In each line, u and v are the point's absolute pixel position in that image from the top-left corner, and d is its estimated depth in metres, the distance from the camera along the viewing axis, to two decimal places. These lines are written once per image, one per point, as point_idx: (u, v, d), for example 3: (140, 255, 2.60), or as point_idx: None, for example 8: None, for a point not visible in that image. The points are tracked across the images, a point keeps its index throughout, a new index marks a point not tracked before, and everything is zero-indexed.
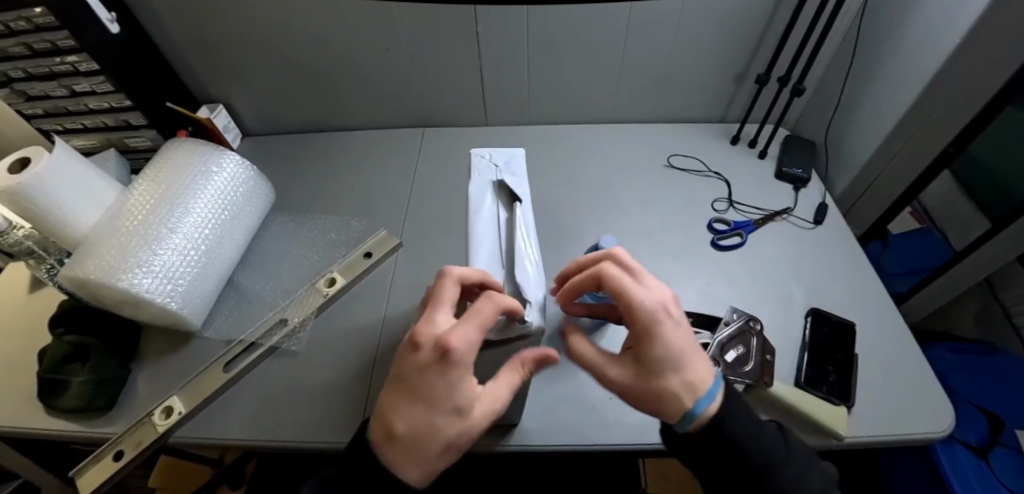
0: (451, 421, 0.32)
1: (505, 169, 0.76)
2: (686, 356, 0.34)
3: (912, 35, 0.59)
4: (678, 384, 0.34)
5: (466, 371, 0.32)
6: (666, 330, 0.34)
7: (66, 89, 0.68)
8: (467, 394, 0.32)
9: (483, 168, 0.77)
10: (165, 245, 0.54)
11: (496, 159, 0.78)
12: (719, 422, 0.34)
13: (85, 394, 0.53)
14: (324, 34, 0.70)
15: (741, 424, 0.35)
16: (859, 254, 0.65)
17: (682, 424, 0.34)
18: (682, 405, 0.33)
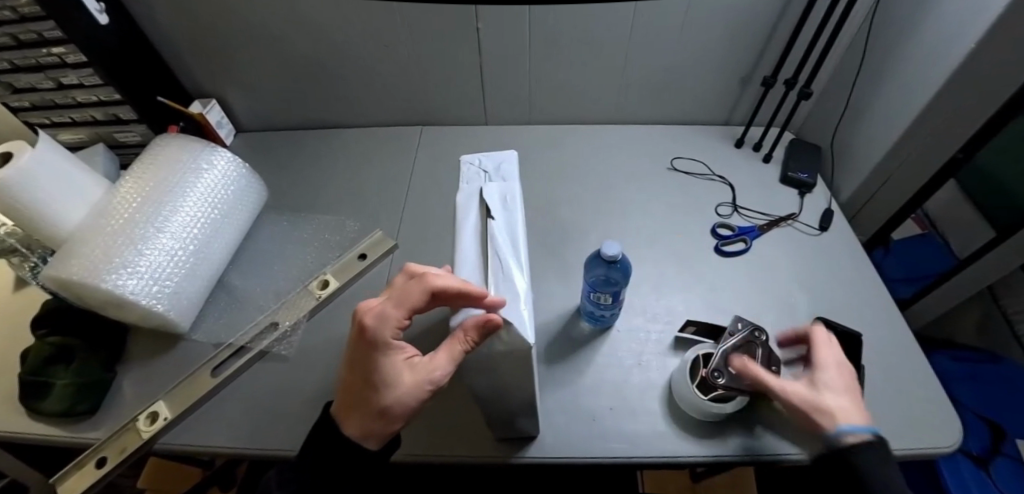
0: (384, 388, 0.36)
1: (494, 175, 0.70)
2: None
3: (924, 39, 0.58)
4: None
5: (386, 346, 0.37)
6: None
7: (53, 81, 0.66)
8: (396, 366, 0.37)
9: (471, 175, 0.71)
10: (152, 244, 0.53)
11: (486, 166, 0.72)
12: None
13: (68, 398, 0.51)
14: (321, 30, 0.68)
15: None
16: (865, 261, 0.64)
17: None
18: None
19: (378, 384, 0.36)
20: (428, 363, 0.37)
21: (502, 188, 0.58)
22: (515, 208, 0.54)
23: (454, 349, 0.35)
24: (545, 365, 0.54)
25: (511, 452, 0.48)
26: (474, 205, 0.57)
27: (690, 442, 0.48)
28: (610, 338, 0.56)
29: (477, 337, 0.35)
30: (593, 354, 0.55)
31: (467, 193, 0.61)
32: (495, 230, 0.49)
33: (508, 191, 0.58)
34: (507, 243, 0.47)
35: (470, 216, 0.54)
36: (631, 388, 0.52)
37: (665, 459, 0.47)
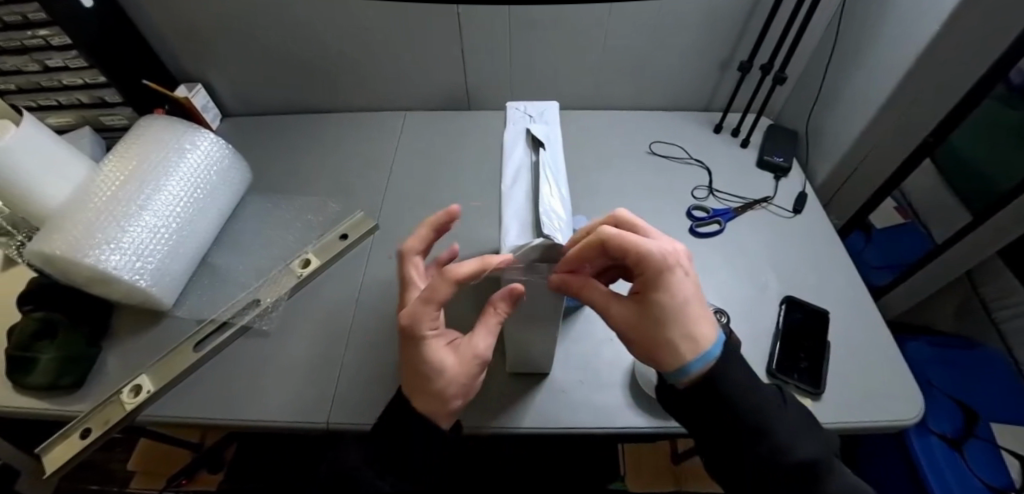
0: (427, 301, 0.33)
1: (539, 120, 0.53)
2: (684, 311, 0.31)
3: (893, 23, 0.59)
4: (675, 338, 0.31)
5: (429, 335, 0.34)
6: (674, 276, 0.31)
7: (39, 64, 0.67)
8: (462, 382, 0.36)
9: (515, 117, 0.53)
10: (135, 222, 0.54)
11: (530, 110, 0.54)
12: (717, 382, 0.32)
13: (54, 371, 0.52)
14: (303, 16, 0.69)
15: (740, 397, 0.31)
16: (835, 243, 0.65)
17: (676, 376, 0.32)
18: (678, 359, 0.31)
19: (457, 395, 0.36)
20: (467, 341, 0.36)
21: (545, 129, 0.51)
22: (561, 144, 0.50)
23: (490, 320, 0.37)
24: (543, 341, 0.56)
25: (480, 423, 0.49)
26: (518, 139, 0.50)
27: (656, 416, 0.49)
28: (581, 315, 0.58)
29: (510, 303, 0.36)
30: (566, 329, 0.57)
31: (509, 133, 0.51)
32: (544, 164, 0.46)
33: (552, 131, 0.51)
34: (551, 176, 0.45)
35: (513, 148, 0.49)
36: (603, 362, 0.54)
37: (632, 429, 0.49)
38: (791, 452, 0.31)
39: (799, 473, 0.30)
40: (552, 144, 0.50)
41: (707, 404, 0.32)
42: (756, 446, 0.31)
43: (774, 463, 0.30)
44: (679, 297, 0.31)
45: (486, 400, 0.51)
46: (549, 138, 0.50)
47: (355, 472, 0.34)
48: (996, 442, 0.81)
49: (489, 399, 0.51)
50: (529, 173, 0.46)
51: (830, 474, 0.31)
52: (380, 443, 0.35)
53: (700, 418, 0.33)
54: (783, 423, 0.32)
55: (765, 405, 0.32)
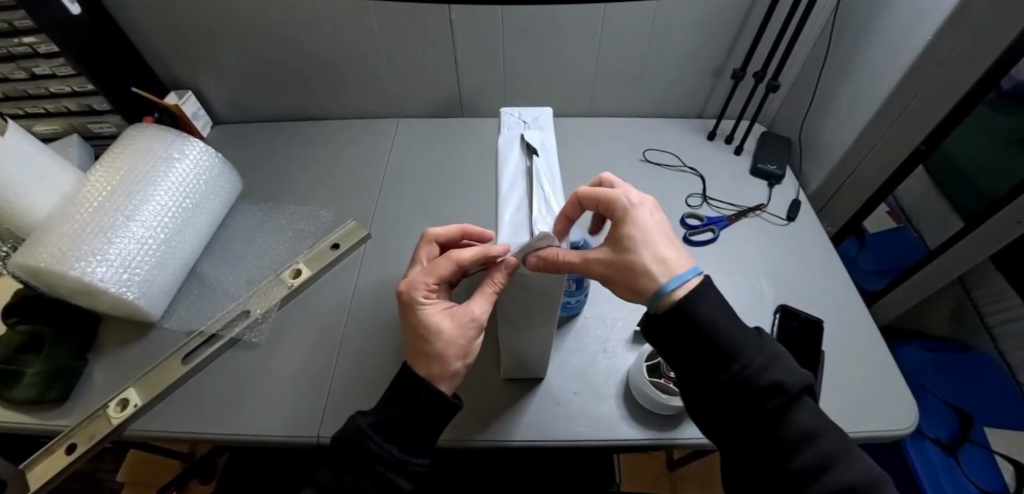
0: (426, 273, 0.39)
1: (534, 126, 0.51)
2: (652, 237, 0.35)
3: (886, 32, 0.59)
4: (646, 260, 0.34)
5: (424, 299, 0.38)
6: (637, 212, 0.36)
7: (26, 71, 0.66)
8: (458, 340, 0.38)
9: (509, 123, 0.51)
10: (121, 233, 0.53)
11: (525, 114, 0.52)
12: (689, 310, 0.32)
13: (39, 385, 0.51)
14: (296, 24, 0.69)
15: (714, 318, 0.32)
16: (829, 251, 0.65)
17: (654, 301, 0.33)
18: (654, 280, 0.33)
19: (455, 353, 0.38)
20: (465, 305, 0.38)
21: (541, 135, 0.48)
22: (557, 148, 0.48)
23: (486, 291, 0.37)
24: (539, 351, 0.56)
25: (473, 435, 0.49)
26: (512, 145, 0.48)
27: (649, 428, 0.49)
28: (574, 325, 0.58)
29: (505, 275, 0.36)
30: (562, 340, 0.56)
31: (503, 138, 0.49)
32: (539, 173, 0.45)
33: (547, 136, 0.49)
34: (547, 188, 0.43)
35: (507, 154, 0.47)
36: (597, 373, 0.54)
37: (627, 441, 0.48)
38: (761, 375, 0.31)
39: (770, 402, 0.31)
40: (546, 150, 0.48)
41: (680, 325, 0.33)
42: (727, 369, 0.32)
43: (743, 384, 0.31)
44: (645, 231, 0.35)
45: (479, 411, 0.50)
46: (544, 145, 0.48)
47: (368, 441, 0.35)
48: (990, 446, 0.81)
49: (483, 410, 0.51)
50: (524, 183, 0.44)
51: (800, 405, 0.31)
52: (393, 414, 0.36)
53: (679, 348, 0.33)
54: (756, 348, 0.32)
55: (735, 330, 0.33)
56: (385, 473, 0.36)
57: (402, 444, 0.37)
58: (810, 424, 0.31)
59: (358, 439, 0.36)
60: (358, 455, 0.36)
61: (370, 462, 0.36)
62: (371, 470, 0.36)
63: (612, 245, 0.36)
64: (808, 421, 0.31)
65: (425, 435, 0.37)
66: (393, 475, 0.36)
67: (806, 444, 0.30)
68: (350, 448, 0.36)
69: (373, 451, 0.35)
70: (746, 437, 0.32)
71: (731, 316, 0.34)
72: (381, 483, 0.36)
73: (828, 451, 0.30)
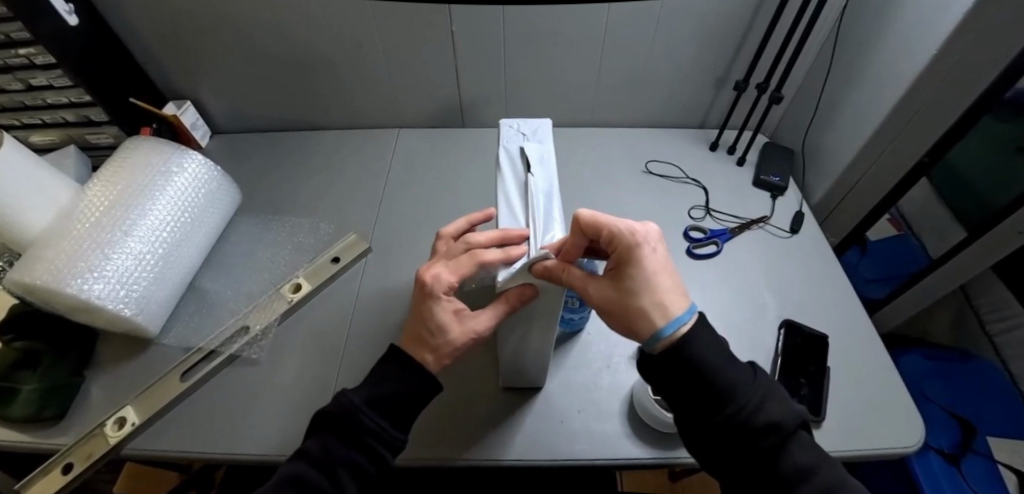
0: (450, 269, 0.40)
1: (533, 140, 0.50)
2: (655, 278, 0.34)
3: (890, 43, 0.59)
4: (648, 303, 0.34)
5: (442, 296, 0.40)
6: (643, 250, 0.35)
7: (23, 82, 0.65)
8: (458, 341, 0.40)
9: (509, 135, 0.51)
10: (119, 248, 0.52)
11: (524, 127, 0.51)
12: (686, 350, 0.32)
13: (35, 403, 0.50)
14: (296, 34, 0.68)
15: (710, 356, 0.32)
16: (833, 264, 0.65)
17: (650, 344, 0.34)
18: (652, 325, 0.33)
19: (448, 354, 0.40)
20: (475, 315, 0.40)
21: (540, 148, 0.48)
22: (555, 162, 0.47)
23: (498, 306, 0.38)
24: None
25: (475, 455, 0.48)
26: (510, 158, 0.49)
27: (653, 447, 0.48)
28: (574, 342, 0.57)
29: (518, 298, 0.38)
30: (565, 355, 0.56)
31: (502, 151, 0.49)
32: (534, 189, 0.45)
33: (546, 150, 0.49)
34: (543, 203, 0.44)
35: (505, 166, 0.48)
36: (600, 390, 0.53)
37: (630, 458, 0.48)
38: (757, 415, 0.31)
39: (767, 440, 0.31)
40: (545, 164, 0.47)
41: (675, 368, 0.33)
42: (723, 408, 0.31)
43: (740, 425, 0.31)
44: (649, 269, 0.34)
45: (480, 430, 0.50)
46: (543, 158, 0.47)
47: (360, 413, 0.36)
48: (992, 455, 0.81)
49: (485, 429, 0.50)
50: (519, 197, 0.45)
51: (795, 442, 0.31)
52: (385, 387, 0.38)
53: (677, 387, 0.33)
54: (751, 386, 0.32)
55: (730, 368, 0.33)
56: (375, 445, 0.36)
57: (392, 418, 0.37)
58: (806, 460, 0.31)
59: (349, 413, 0.36)
60: (349, 428, 0.36)
61: (359, 434, 0.36)
62: (361, 441, 0.36)
63: (615, 280, 0.35)
64: (804, 458, 0.31)
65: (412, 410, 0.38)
66: (384, 450, 0.36)
67: (803, 481, 0.30)
68: (341, 422, 0.36)
69: (367, 426, 0.36)
70: (745, 476, 0.32)
71: (722, 348, 0.34)
72: (372, 458, 0.36)
73: (825, 486, 0.30)
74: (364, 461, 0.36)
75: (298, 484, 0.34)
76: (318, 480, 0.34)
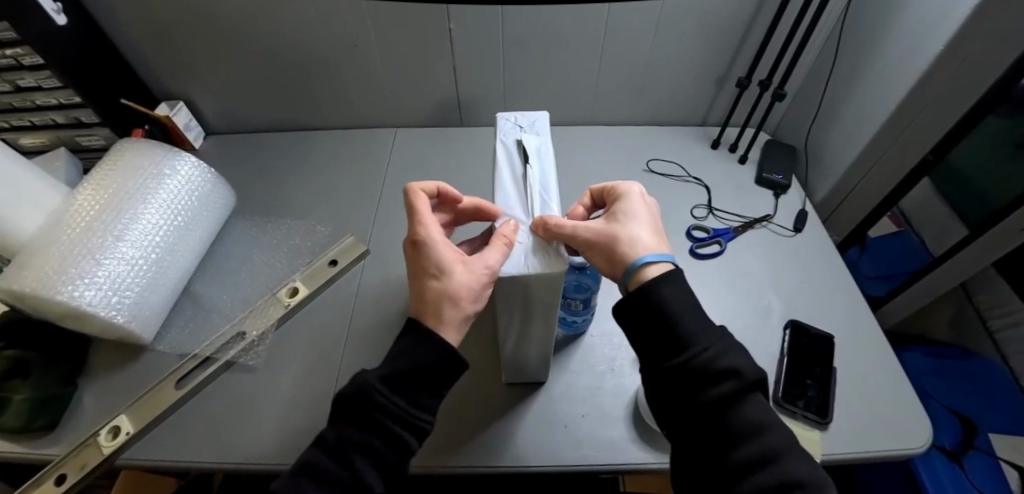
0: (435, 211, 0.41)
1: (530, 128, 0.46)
2: (640, 220, 0.38)
3: (895, 40, 0.58)
4: (634, 235, 0.36)
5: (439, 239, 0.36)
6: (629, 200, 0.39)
7: (10, 84, 0.64)
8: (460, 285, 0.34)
9: (504, 129, 0.47)
10: (111, 253, 0.51)
11: (521, 120, 0.48)
12: (651, 291, 0.33)
13: (28, 413, 0.49)
14: (291, 34, 0.67)
15: (676, 303, 0.33)
16: (837, 263, 0.64)
17: (633, 271, 0.35)
18: (637, 252, 0.35)
19: (445, 302, 0.34)
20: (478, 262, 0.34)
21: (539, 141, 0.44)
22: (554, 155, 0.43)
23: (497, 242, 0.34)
24: None
25: (478, 463, 0.47)
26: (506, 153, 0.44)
27: (659, 453, 0.48)
28: (576, 345, 0.56)
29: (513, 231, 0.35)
30: (567, 359, 0.55)
31: (498, 144, 0.45)
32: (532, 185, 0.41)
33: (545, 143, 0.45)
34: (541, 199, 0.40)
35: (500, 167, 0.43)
36: (604, 394, 0.52)
37: (635, 464, 0.47)
38: (716, 362, 0.30)
39: (720, 390, 0.30)
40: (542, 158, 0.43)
41: (638, 305, 0.33)
42: (683, 352, 0.31)
43: (697, 369, 0.30)
44: (633, 216, 0.38)
45: (481, 437, 0.49)
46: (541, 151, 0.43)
47: (376, 393, 0.31)
48: (994, 453, 0.80)
49: (488, 435, 0.49)
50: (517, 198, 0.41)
51: (750, 400, 0.30)
52: (404, 362, 0.33)
53: (645, 328, 0.34)
54: (716, 339, 0.32)
55: (698, 320, 0.32)
56: (394, 426, 0.31)
57: (409, 395, 0.33)
58: (756, 416, 0.30)
59: (364, 393, 0.32)
60: (364, 410, 0.32)
61: (375, 415, 0.31)
62: (375, 423, 0.31)
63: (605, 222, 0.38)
64: (755, 414, 0.30)
65: (435, 386, 0.34)
66: (405, 433, 0.32)
67: (749, 438, 0.29)
68: (358, 404, 0.32)
69: (385, 408, 0.31)
70: (696, 429, 0.31)
71: (693, 304, 0.33)
72: (390, 441, 0.32)
73: (771, 446, 0.29)
74: (382, 446, 0.31)
75: (313, 472, 0.31)
76: (334, 468, 0.31)
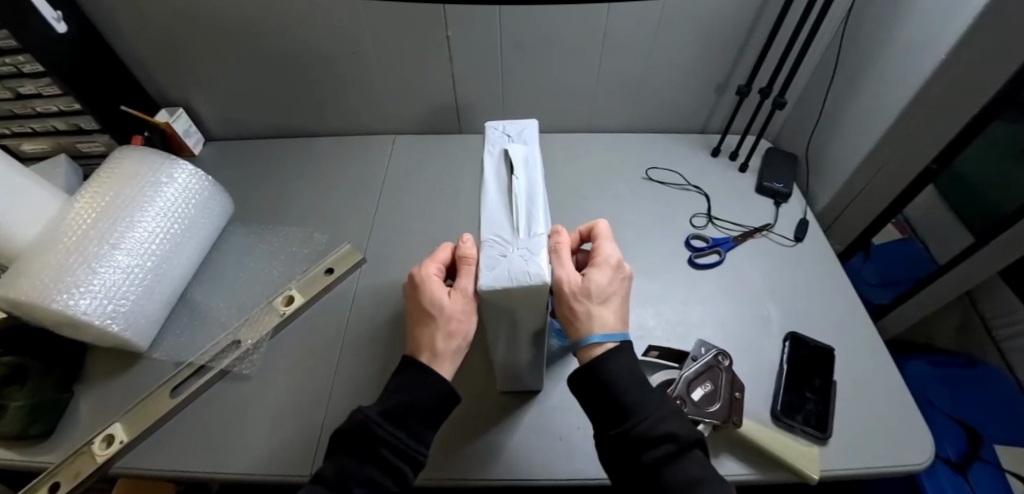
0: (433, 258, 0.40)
1: (518, 137, 0.45)
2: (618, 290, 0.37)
3: (896, 48, 0.58)
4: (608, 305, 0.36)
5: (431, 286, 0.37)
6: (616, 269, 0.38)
7: (11, 91, 0.64)
8: (440, 310, 0.35)
9: (492, 139, 0.45)
10: (107, 262, 0.51)
11: (509, 129, 0.47)
12: (601, 364, 0.33)
13: (22, 421, 0.49)
14: (289, 41, 0.67)
15: (620, 372, 0.33)
16: (839, 274, 0.63)
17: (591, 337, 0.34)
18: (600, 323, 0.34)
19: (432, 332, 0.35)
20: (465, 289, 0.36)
21: (527, 149, 0.43)
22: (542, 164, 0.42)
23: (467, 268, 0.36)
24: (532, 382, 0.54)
25: (472, 476, 0.46)
26: (494, 163, 0.43)
27: None
28: (573, 356, 0.56)
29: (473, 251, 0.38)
30: (564, 370, 0.55)
31: (486, 156, 0.44)
32: (519, 193, 0.39)
33: (533, 151, 0.43)
34: (528, 206, 0.38)
35: (488, 177, 0.42)
36: None
37: None
38: (655, 428, 0.31)
39: (658, 452, 0.30)
40: (530, 167, 0.42)
41: (587, 378, 0.34)
42: (626, 422, 0.32)
43: (638, 438, 0.31)
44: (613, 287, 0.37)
45: (476, 451, 0.48)
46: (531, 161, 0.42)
47: (376, 426, 0.32)
48: (1001, 465, 0.79)
49: (483, 449, 0.48)
50: (504, 206, 0.39)
51: (689, 458, 0.31)
52: (400, 397, 0.33)
53: (590, 400, 0.34)
54: (655, 404, 0.32)
55: (638, 386, 0.33)
56: (393, 460, 0.32)
57: (409, 427, 0.33)
58: (695, 473, 0.31)
59: (364, 427, 0.33)
60: (365, 443, 0.32)
61: (373, 446, 0.32)
62: (376, 454, 0.32)
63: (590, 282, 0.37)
64: (694, 473, 0.30)
65: (432, 418, 0.34)
66: (404, 465, 0.32)
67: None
68: (360, 438, 0.32)
69: (384, 440, 0.32)
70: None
71: (635, 370, 0.34)
72: (392, 474, 0.32)
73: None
74: (382, 478, 0.31)
75: None
76: None
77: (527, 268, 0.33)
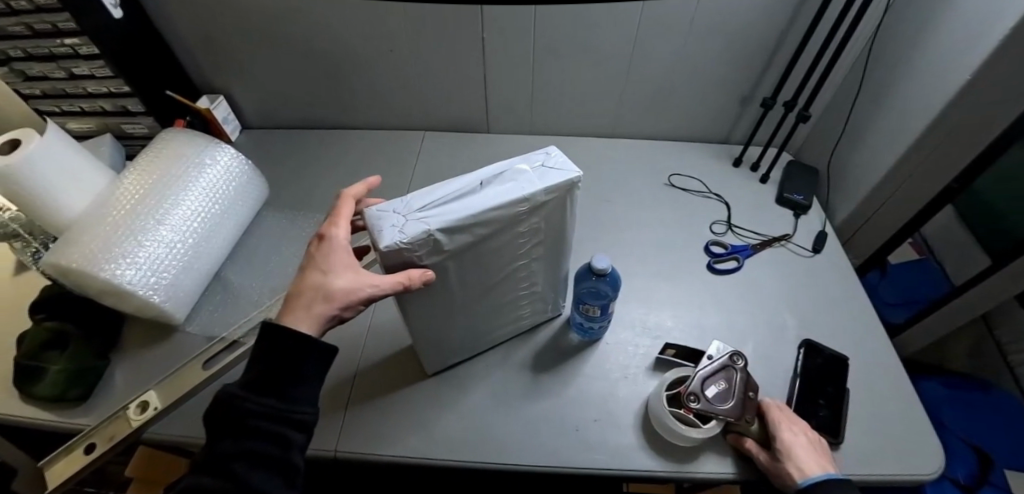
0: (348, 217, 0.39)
1: (537, 170, 0.38)
2: None
3: (922, 67, 0.59)
4: None
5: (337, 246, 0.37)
6: None
7: (65, 71, 0.68)
8: (342, 264, 0.36)
9: (530, 155, 0.40)
10: (152, 236, 0.54)
11: (548, 161, 0.39)
12: None
13: (63, 383, 0.51)
14: (330, 37, 0.70)
15: None
16: (856, 286, 0.64)
17: None
18: None
19: (316, 272, 0.35)
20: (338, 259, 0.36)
21: (524, 184, 0.36)
22: (507, 203, 0.35)
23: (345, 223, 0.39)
24: (551, 374, 0.55)
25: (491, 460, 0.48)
26: (496, 168, 0.38)
27: (669, 463, 0.48)
28: (591, 352, 0.57)
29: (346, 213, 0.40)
30: (583, 364, 0.56)
31: (507, 161, 0.39)
32: (467, 202, 0.35)
33: (521, 191, 0.35)
34: (459, 209, 0.34)
35: (480, 172, 0.38)
36: (617, 401, 0.53)
37: (647, 471, 0.48)
38: None
39: None
40: (500, 195, 0.35)
41: None
42: None
43: None
44: None
45: (495, 436, 0.50)
46: (512, 195, 0.35)
47: (235, 401, 0.31)
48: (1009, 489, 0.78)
49: (502, 435, 0.50)
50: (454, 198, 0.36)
51: None
52: (259, 369, 0.32)
53: None
54: None
55: None
56: (269, 427, 0.30)
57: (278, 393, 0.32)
58: None
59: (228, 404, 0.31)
60: (234, 417, 0.31)
61: (242, 419, 0.31)
62: (247, 427, 0.30)
63: None
64: None
65: (295, 376, 0.32)
66: (287, 430, 0.31)
67: None
68: (213, 414, 0.32)
69: (251, 411, 0.31)
70: None
71: None
72: (273, 439, 0.30)
73: None
74: (266, 445, 0.30)
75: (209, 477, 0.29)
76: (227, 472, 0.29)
77: (389, 229, 0.33)
